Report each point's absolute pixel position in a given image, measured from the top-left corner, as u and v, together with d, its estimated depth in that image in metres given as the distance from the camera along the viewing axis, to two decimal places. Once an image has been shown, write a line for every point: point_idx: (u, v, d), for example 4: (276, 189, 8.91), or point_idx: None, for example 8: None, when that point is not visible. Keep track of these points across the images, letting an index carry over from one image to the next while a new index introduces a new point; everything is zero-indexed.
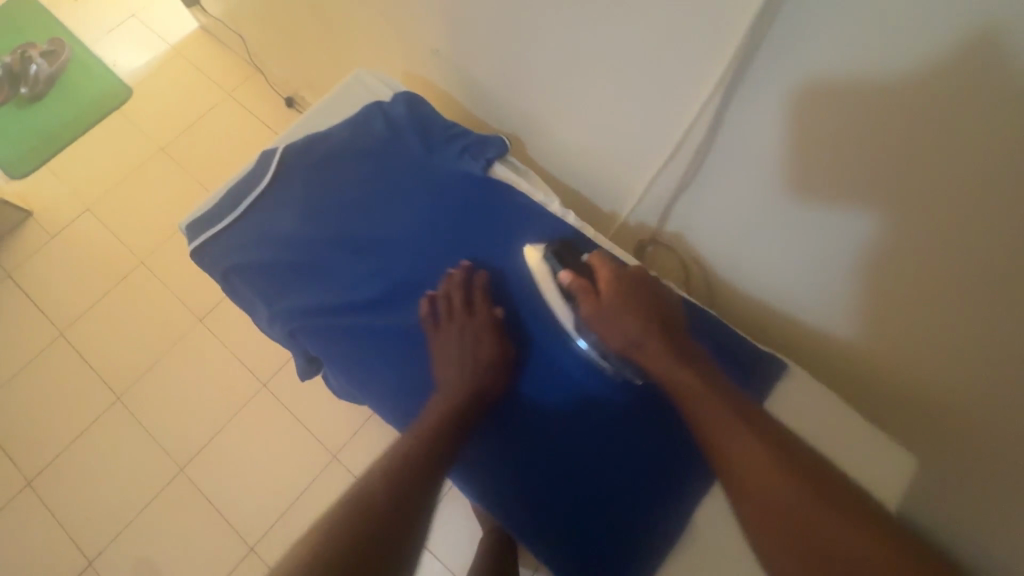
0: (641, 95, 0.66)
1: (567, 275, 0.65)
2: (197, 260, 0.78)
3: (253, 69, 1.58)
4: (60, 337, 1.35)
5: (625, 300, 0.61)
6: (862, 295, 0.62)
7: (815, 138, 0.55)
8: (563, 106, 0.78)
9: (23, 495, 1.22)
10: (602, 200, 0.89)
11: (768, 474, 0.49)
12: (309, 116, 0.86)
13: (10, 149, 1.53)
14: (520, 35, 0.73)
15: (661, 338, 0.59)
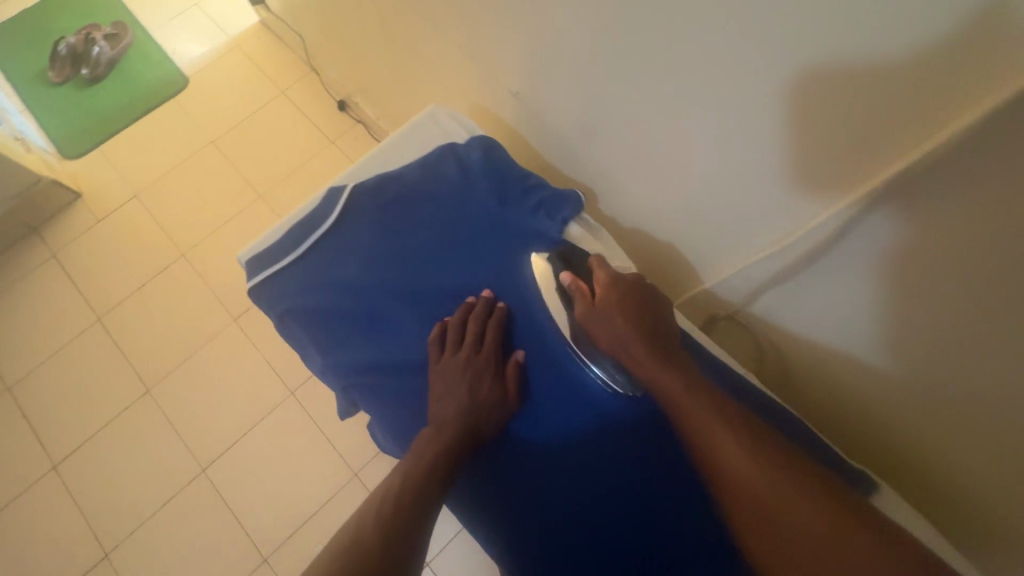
0: (752, 174, 0.65)
1: (566, 276, 0.67)
2: (255, 298, 0.78)
3: (309, 69, 1.58)
4: (97, 323, 1.35)
5: (617, 302, 0.63)
6: (879, 321, 0.63)
7: (835, 143, 0.54)
8: (654, 167, 0.77)
9: (47, 479, 1.23)
10: (676, 259, 0.86)
11: (744, 467, 0.50)
12: (379, 151, 0.85)
13: (66, 130, 1.55)
14: (623, 96, 0.72)
15: (645, 345, 0.60)
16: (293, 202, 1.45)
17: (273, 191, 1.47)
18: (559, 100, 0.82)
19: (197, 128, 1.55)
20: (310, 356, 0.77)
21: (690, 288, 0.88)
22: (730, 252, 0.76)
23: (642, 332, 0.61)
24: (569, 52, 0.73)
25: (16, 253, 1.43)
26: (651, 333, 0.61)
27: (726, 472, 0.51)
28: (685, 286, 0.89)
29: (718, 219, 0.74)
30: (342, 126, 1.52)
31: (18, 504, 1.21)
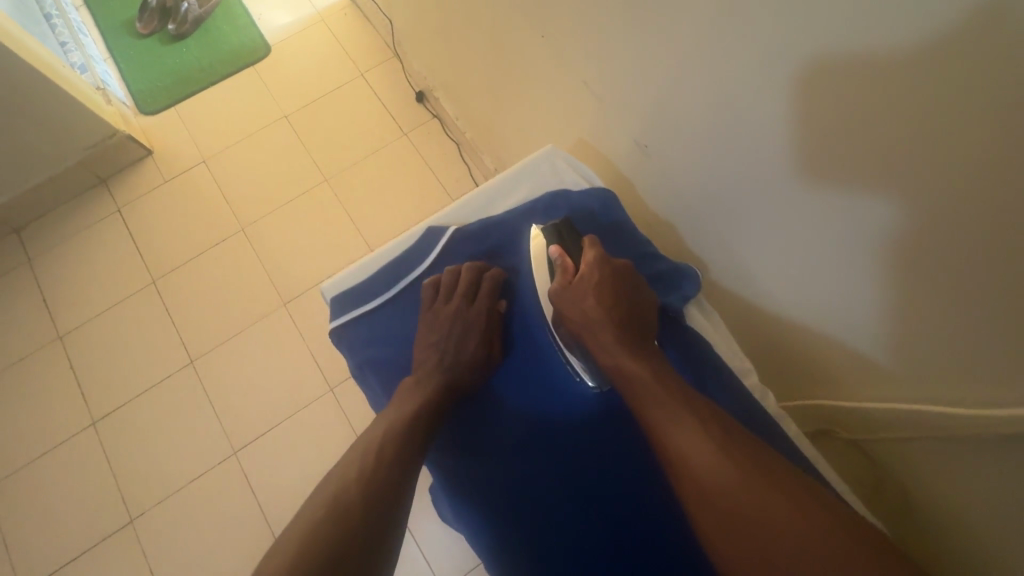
0: (897, 317, 0.56)
1: (555, 249, 0.70)
2: (335, 339, 0.74)
3: (392, 55, 1.53)
4: (152, 285, 1.35)
5: (596, 280, 0.66)
6: (872, 321, 0.59)
7: (835, 155, 0.51)
8: (775, 266, 0.68)
9: (85, 434, 1.24)
10: (770, 342, 0.78)
11: (701, 451, 0.52)
12: (482, 192, 0.81)
13: (147, 84, 1.54)
14: (753, 194, 0.63)
15: (612, 324, 0.63)
16: (357, 191, 1.41)
17: (339, 176, 1.43)
18: (698, 169, 0.69)
19: (272, 100, 1.52)
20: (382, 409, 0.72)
21: (806, 393, 0.78)
22: (855, 375, 0.67)
23: (609, 308, 0.64)
24: (681, 112, 0.66)
25: (83, 201, 1.44)
26: (620, 311, 0.64)
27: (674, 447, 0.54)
28: (799, 388, 0.79)
29: (881, 350, 0.60)
30: (416, 118, 1.47)
31: (55, 454, 1.22)
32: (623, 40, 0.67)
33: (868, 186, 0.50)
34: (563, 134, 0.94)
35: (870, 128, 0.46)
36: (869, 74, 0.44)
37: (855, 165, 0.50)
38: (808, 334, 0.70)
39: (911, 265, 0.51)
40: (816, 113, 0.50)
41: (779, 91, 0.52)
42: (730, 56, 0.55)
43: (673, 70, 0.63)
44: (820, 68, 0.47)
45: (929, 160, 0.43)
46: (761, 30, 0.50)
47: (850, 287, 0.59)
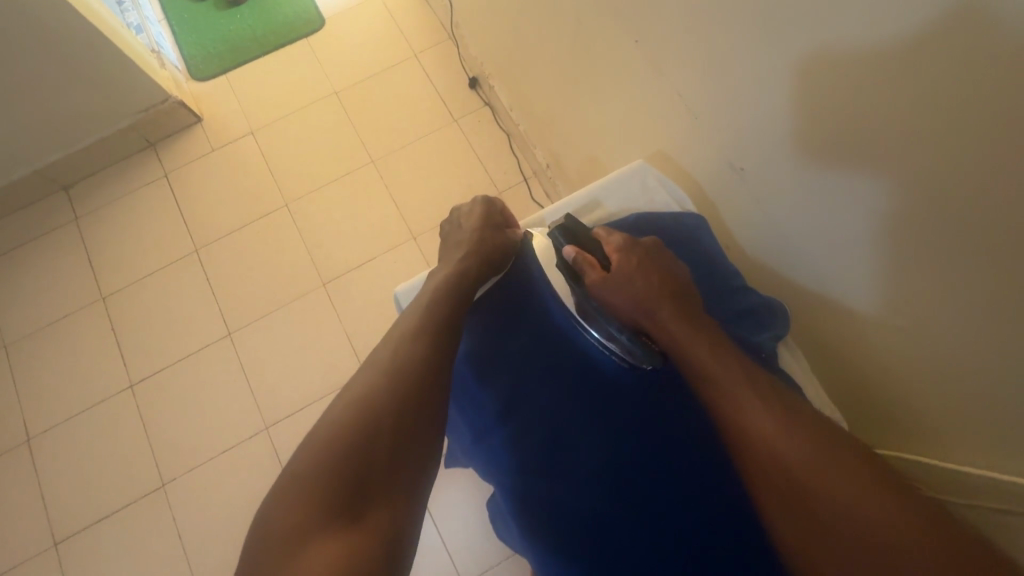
0: (992, 367, 0.54)
1: (571, 250, 0.69)
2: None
3: (448, 38, 1.49)
4: (195, 254, 1.36)
5: (636, 264, 0.65)
6: (902, 312, 0.60)
7: (868, 143, 0.53)
8: (857, 309, 0.66)
9: (122, 395, 1.25)
10: (841, 374, 0.75)
11: (787, 455, 0.52)
12: (564, 205, 0.81)
13: (199, 49, 1.53)
14: (850, 237, 0.61)
15: (669, 306, 0.62)
16: (403, 176, 1.39)
17: (386, 158, 1.41)
18: (793, 202, 0.67)
19: (323, 75, 1.49)
20: (453, 418, 0.73)
21: (895, 444, 0.72)
22: (929, 414, 0.65)
23: (656, 286, 0.63)
24: (764, 127, 0.65)
25: (131, 164, 1.44)
26: (666, 287, 0.63)
27: (746, 435, 0.54)
28: (887, 437, 0.73)
29: (1005, 414, 0.55)
30: (468, 105, 1.43)
31: (93, 413, 1.24)
32: (732, 51, 0.63)
33: (1008, 240, 0.46)
34: (630, 137, 0.91)
35: (1005, 174, 0.43)
36: (1011, 118, 0.41)
37: (996, 217, 0.46)
38: (899, 382, 0.66)
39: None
40: (959, 161, 0.46)
41: (901, 128, 0.49)
42: (858, 85, 0.51)
43: (787, 89, 0.59)
44: (973, 111, 0.43)
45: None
46: (856, 48, 0.50)
47: (970, 346, 0.55)
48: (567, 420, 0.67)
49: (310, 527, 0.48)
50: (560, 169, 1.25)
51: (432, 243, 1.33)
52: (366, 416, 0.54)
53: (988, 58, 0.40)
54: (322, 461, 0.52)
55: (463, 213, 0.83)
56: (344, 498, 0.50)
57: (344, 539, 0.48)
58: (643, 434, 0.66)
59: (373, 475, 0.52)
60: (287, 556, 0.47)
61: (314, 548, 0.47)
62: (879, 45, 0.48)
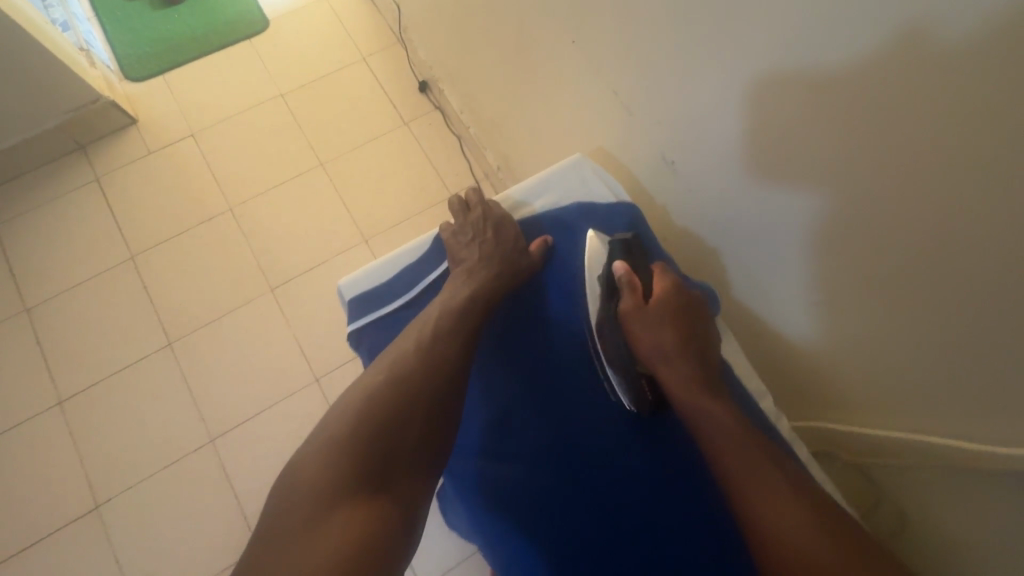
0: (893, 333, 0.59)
1: (622, 265, 0.70)
2: (353, 341, 0.73)
3: (396, 42, 1.50)
4: (130, 262, 1.29)
5: (671, 309, 0.67)
6: (817, 289, 0.65)
7: (781, 130, 0.58)
8: (780, 289, 0.71)
9: (50, 413, 1.17)
10: (771, 354, 0.80)
11: (791, 512, 0.53)
12: (512, 195, 0.83)
13: (133, 48, 1.47)
14: (772, 223, 0.66)
15: (688, 360, 0.65)
16: (353, 178, 1.37)
17: (335, 161, 1.39)
18: (720, 191, 0.71)
19: (267, 77, 1.46)
20: None
21: (817, 415, 0.78)
22: (844, 385, 0.70)
23: (679, 341, 0.66)
24: (691, 121, 0.69)
25: (58, 167, 1.36)
26: (694, 347, 0.66)
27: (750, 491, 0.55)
28: (811, 410, 0.79)
29: (907, 378, 0.61)
30: (418, 108, 1.44)
31: (15, 434, 1.15)
32: (663, 50, 0.67)
33: (909, 217, 0.51)
34: (573, 135, 0.95)
35: (892, 152, 0.49)
36: (895, 100, 0.47)
37: (899, 194, 0.51)
38: (819, 358, 0.72)
39: (947, 292, 0.52)
40: (868, 144, 0.51)
41: (808, 115, 0.55)
42: (780, 77, 0.56)
43: (710, 84, 0.64)
44: (877, 98, 0.48)
45: (981, 195, 0.44)
46: (767, 42, 0.55)
47: (875, 316, 0.60)
48: (529, 415, 0.70)
49: (339, 496, 0.53)
50: (510, 170, 1.27)
51: (384, 246, 1.32)
52: (397, 394, 0.59)
53: (874, 47, 0.46)
54: (358, 433, 0.56)
55: (454, 211, 0.80)
56: (373, 474, 0.54)
57: (363, 515, 0.52)
58: (601, 425, 0.69)
59: (399, 462, 0.56)
60: (319, 515, 0.52)
61: (344, 514, 0.52)
62: (798, 38, 0.52)
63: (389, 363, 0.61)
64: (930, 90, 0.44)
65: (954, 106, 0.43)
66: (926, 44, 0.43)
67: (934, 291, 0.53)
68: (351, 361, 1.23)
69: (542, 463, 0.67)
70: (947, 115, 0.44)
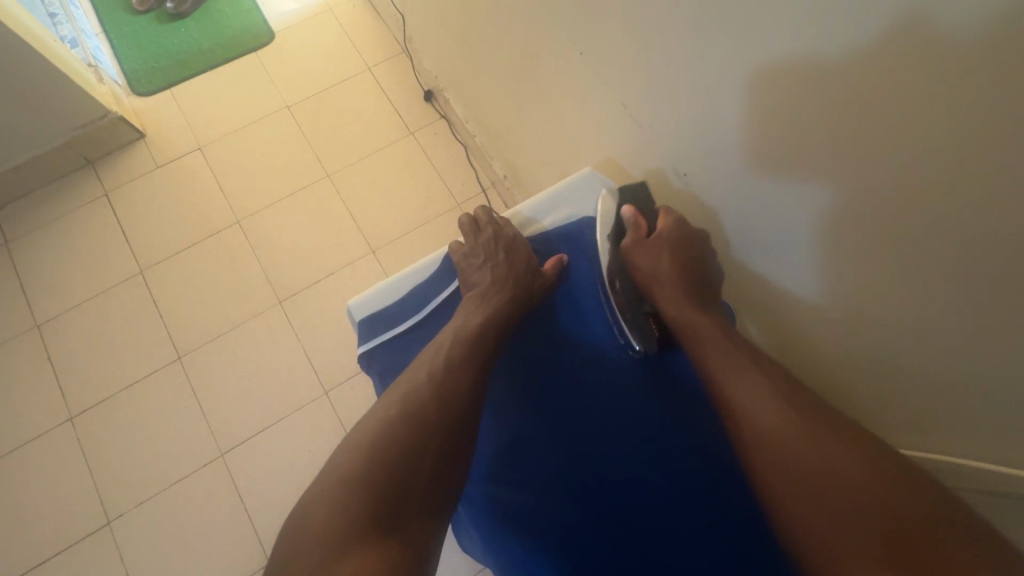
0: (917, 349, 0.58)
1: (629, 208, 0.74)
2: (364, 363, 0.73)
3: (401, 51, 1.49)
4: (139, 276, 1.30)
5: (673, 241, 0.71)
6: (842, 303, 0.64)
7: (797, 140, 0.57)
8: (799, 304, 0.70)
9: (62, 429, 1.17)
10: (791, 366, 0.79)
11: (780, 417, 0.56)
12: (522, 211, 0.82)
13: (140, 63, 1.48)
14: (792, 239, 0.65)
15: (681, 284, 0.69)
16: (360, 189, 1.37)
17: (341, 172, 1.39)
18: (738, 204, 0.70)
19: (274, 89, 1.47)
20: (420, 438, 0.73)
21: None
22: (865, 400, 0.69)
23: (677, 270, 0.70)
24: (702, 132, 0.68)
25: (67, 183, 1.37)
26: (688, 276, 0.70)
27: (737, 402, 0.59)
28: None
29: (931, 394, 0.59)
30: (424, 117, 1.44)
31: (28, 450, 1.16)
32: (671, 61, 0.66)
33: (935, 231, 0.49)
34: (581, 146, 0.94)
35: (913, 165, 0.48)
36: (914, 113, 0.45)
37: (921, 210, 0.49)
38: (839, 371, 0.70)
39: (974, 310, 0.50)
40: (888, 158, 0.49)
41: (823, 127, 0.54)
42: (795, 90, 0.54)
43: (721, 96, 0.63)
44: (896, 110, 0.47)
45: (1009, 210, 0.43)
46: (778, 53, 0.54)
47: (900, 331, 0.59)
48: (547, 442, 0.68)
49: (352, 532, 0.51)
50: (517, 179, 1.26)
51: (391, 257, 1.31)
52: (410, 425, 0.58)
53: (891, 59, 0.45)
54: (370, 466, 0.55)
55: (464, 231, 0.79)
56: (382, 512, 0.53)
57: (373, 555, 0.50)
58: (621, 451, 0.68)
59: (412, 495, 0.55)
60: (332, 553, 0.50)
61: (357, 551, 0.50)
62: (811, 50, 0.51)
63: (401, 393, 0.61)
64: (953, 102, 0.42)
65: (978, 118, 0.41)
66: (945, 57, 0.41)
67: (960, 307, 0.51)
68: (360, 373, 1.22)
69: (560, 490, 0.66)
70: (970, 128, 0.42)
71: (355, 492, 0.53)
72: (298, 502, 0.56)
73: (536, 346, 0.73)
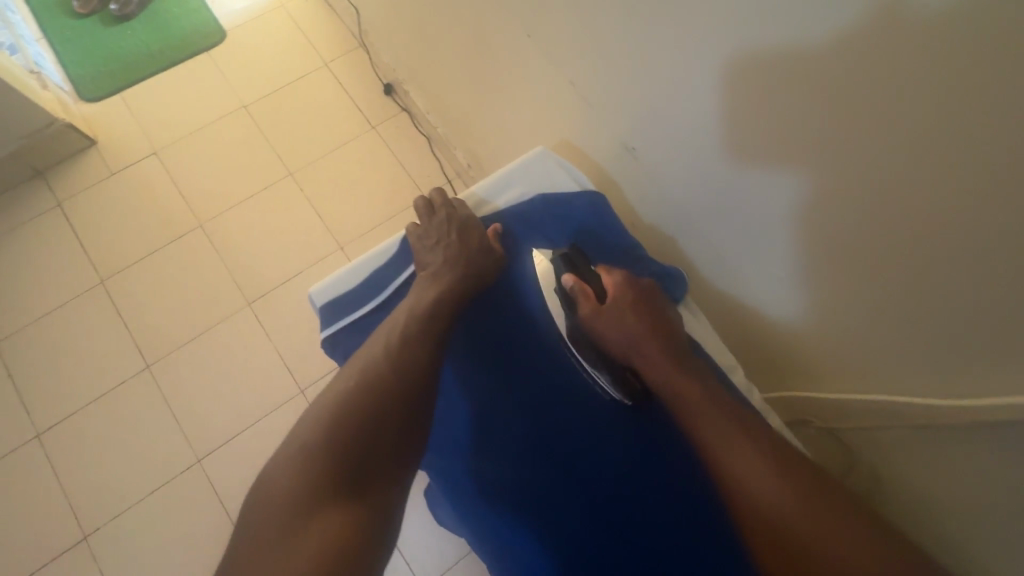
0: (849, 302, 0.61)
1: (570, 278, 0.70)
2: (327, 348, 0.73)
3: (358, 45, 1.48)
4: (100, 286, 1.27)
5: (629, 301, 0.68)
6: (780, 262, 0.67)
7: (727, 106, 0.59)
8: (744, 264, 0.73)
9: (28, 447, 1.14)
10: (741, 331, 0.82)
11: (790, 507, 0.54)
12: (476, 192, 0.83)
13: (87, 68, 1.44)
14: (733, 201, 0.68)
15: (657, 347, 0.66)
16: (324, 186, 1.36)
17: (304, 170, 1.37)
18: (682, 173, 0.72)
19: (230, 88, 1.44)
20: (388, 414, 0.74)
21: (789, 385, 0.80)
22: (810, 357, 0.72)
23: (647, 332, 0.66)
24: (645, 106, 0.70)
25: (17, 195, 1.32)
26: (656, 335, 0.66)
27: (744, 486, 0.56)
28: (782, 380, 0.81)
29: (868, 344, 0.62)
30: (385, 111, 1.43)
31: None
32: (611, 37, 0.68)
33: (852, 188, 0.52)
34: (538, 129, 0.95)
35: (832, 124, 0.50)
36: (827, 74, 0.48)
37: (844, 169, 0.52)
38: (785, 331, 0.74)
39: (894, 259, 0.53)
40: (810, 122, 0.52)
41: (751, 93, 0.56)
42: (722, 60, 0.56)
43: (658, 69, 0.64)
44: (812, 72, 0.49)
45: (916, 161, 0.46)
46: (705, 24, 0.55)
47: (831, 286, 0.62)
48: (509, 412, 0.70)
49: (315, 502, 0.53)
50: (481, 168, 1.27)
51: (360, 252, 1.31)
52: (370, 392, 0.59)
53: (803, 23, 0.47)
54: (330, 436, 0.56)
55: (418, 213, 0.80)
56: (344, 479, 0.54)
57: (336, 519, 0.52)
58: (579, 416, 0.70)
59: (373, 461, 0.57)
60: (295, 524, 0.51)
61: (319, 520, 0.51)
62: (736, 22, 0.53)
63: (361, 364, 0.62)
64: (859, 61, 0.45)
65: (884, 76, 0.44)
66: (849, 18, 0.43)
67: (885, 261, 0.54)
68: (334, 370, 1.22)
69: (523, 458, 0.68)
70: (876, 85, 0.45)
71: (317, 461, 0.54)
72: (257, 478, 0.57)
73: (490, 323, 0.74)
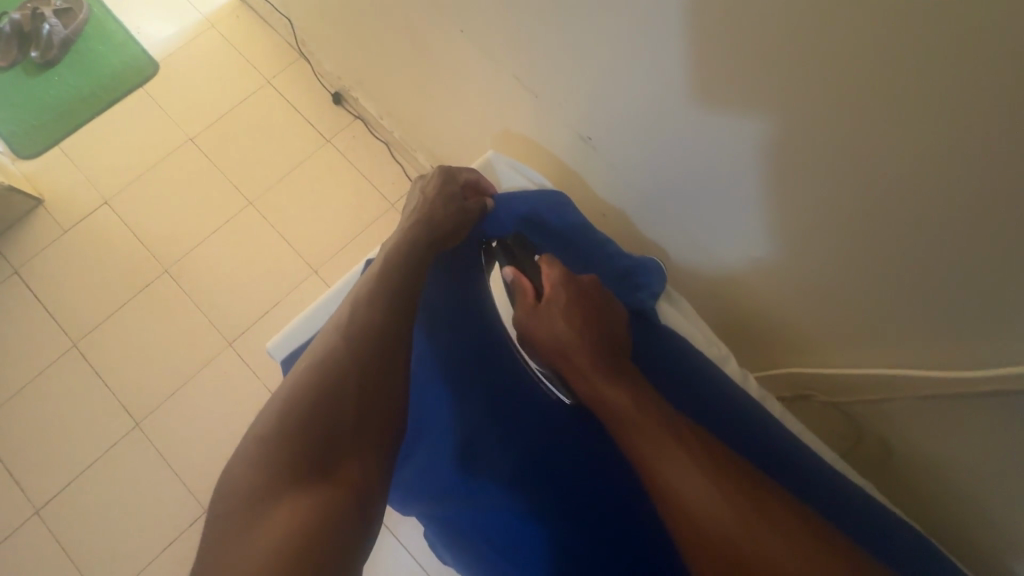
0: (834, 274, 0.58)
1: (510, 270, 0.67)
2: None
3: (298, 56, 1.41)
4: (73, 350, 1.22)
5: (562, 301, 0.62)
6: (760, 241, 0.63)
7: (675, 85, 0.56)
8: (718, 247, 0.70)
9: (29, 525, 1.12)
10: (728, 310, 0.79)
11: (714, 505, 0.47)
12: None
13: (19, 125, 1.37)
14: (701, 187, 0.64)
15: (586, 347, 0.59)
16: (287, 210, 1.31)
17: (263, 196, 1.32)
18: (641, 159, 0.69)
19: (172, 122, 1.38)
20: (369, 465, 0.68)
21: (780, 361, 0.77)
22: (801, 329, 0.69)
23: (578, 335, 0.60)
24: (593, 92, 0.66)
25: None
26: (595, 336, 0.60)
27: (670, 489, 0.49)
28: (772, 358, 0.78)
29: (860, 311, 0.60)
30: (338, 122, 1.37)
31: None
32: (546, 22, 0.63)
33: (823, 154, 0.49)
34: (490, 125, 0.90)
35: (789, 89, 0.46)
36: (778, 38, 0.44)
37: (809, 136, 0.48)
38: (772, 307, 0.71)
39: (878, 224, 0.50)
40: (771, 90, 0.48)
41: (700, 66, 0.52)
42: (663, 34, 0.52)
43: (600, 50, 0.60)
44: (761, 37, 0.45)
45: (885, 118, 0.42)
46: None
47: (816, 259, 0.59)
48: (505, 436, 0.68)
49: (273, 485, 0.43)
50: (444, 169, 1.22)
51: (335, 273, 1.27)
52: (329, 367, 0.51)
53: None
54: (286, 419, 0.47)
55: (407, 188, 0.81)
56: (303, 464, 0.45)
57: (291, 505, 0.42)
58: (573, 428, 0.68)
59: (340, 438, 0.48)
60: (248, 517, 0.42)
61: (274, 508, 0.42)
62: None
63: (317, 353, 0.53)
64: (809, 17, 0.41)
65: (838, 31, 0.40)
66: None
67: (867, 226, 0.51)
68: None
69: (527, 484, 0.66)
70: (830, 41, 0.41)
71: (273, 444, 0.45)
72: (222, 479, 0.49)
73: (461, 334, 0.72)
